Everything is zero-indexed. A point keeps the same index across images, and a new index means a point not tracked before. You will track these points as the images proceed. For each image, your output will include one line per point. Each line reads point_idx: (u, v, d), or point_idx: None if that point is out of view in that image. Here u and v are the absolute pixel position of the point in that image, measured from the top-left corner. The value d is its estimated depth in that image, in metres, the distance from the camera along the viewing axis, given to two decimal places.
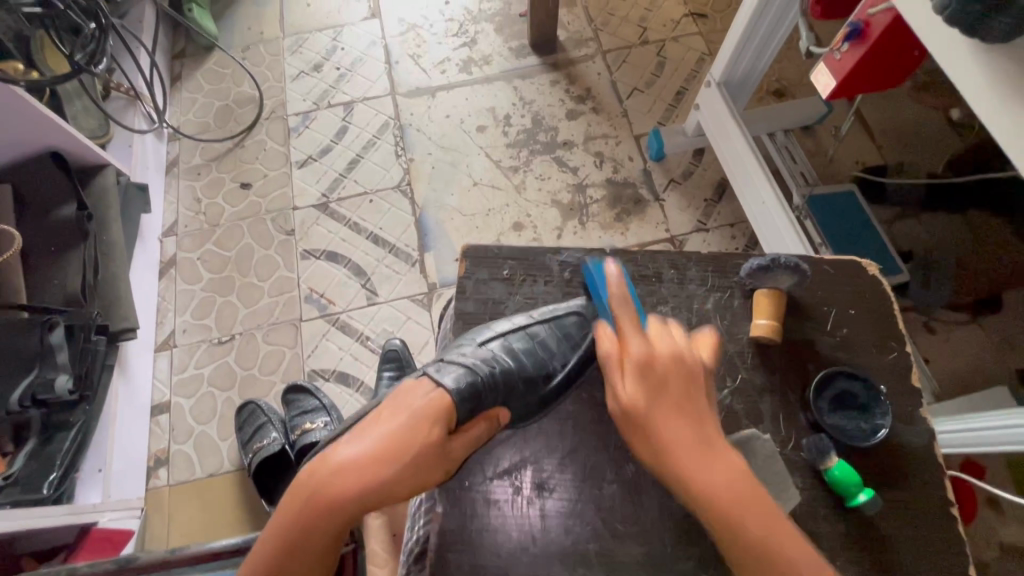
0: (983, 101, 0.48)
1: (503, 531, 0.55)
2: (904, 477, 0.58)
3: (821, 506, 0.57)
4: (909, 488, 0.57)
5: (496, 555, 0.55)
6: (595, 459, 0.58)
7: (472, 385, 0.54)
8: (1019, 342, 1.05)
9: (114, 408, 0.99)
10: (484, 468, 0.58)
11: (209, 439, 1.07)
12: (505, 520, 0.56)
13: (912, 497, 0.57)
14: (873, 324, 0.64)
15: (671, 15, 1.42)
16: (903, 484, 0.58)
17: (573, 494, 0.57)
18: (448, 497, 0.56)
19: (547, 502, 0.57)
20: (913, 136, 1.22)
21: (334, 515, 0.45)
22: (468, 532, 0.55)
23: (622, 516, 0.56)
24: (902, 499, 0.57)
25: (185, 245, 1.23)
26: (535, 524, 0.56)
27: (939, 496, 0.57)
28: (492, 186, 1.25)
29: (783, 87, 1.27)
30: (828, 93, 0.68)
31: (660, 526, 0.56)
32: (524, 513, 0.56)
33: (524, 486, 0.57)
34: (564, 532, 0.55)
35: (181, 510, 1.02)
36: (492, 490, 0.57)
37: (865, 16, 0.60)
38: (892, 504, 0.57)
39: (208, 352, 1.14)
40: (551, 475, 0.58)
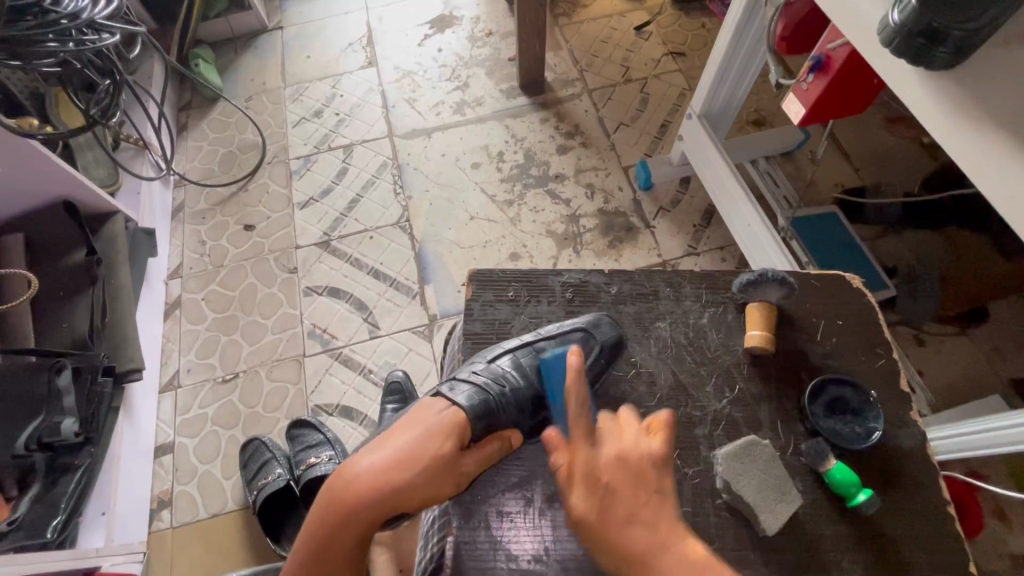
0: (935, 122, 0.52)
1: (516, 543, 0.56)
2: (901, 478, 0.59)
3: (824, 506, 0.58)
4: (908, 486, 0.59)
5: (511, 568, 0.55)
6: None
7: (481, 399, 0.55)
8: (1009, 350, 1.08)
9: (118, 450, 1.00)
10: (497, 482, 0.58)
11: (213, 479, 1.07)
12: (519, 532, 0.56)
13: (910, 496, 0.58)
14: (857, 331, 0.66)
15: (651, 55, 1.51)
16: (903, 483, 0.59)
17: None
18: (462, 511, 0.57)
19: (558, 513, 0.57)
20: (887, 158, 1.28)
21: (353, 527, 0.47)
22: (482, 546, 0.55)
23: None
24: (901, 498, 0.58)
25: (190, 287, 1.26)
26: (548, 534, 0.56)
27: (939, 494, 0.58)
28: (487, 219, 1.30)
29: (762, 118, 1.34)
30: (799, 120, 0.73)
31: None
32: (537, 525, 0.56)
33: (536, 498, 0.58)
34: (576, 542, 0.56)
35: (184, 553, 1.01)
36: (505, 502, 0.58)
37: (826, 50, 0.65)
38: (893, 503, 0.58)
39: (212, 391, 1.15)
40: (560, 486, 0.58)
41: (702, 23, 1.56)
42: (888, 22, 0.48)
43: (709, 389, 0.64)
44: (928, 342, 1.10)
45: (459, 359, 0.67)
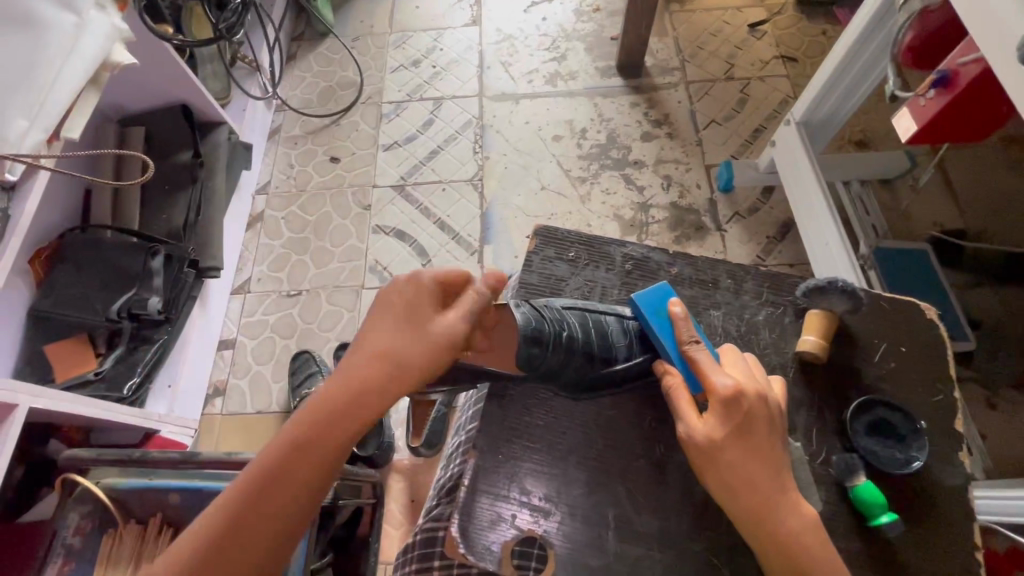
0: None
1: (530, 480, 0.58)
2: (933, 514, 0.57)
3: (843, 521, 0.56)
4: (938, 523, 0.56)
5: (523, 500, 0.57)
6: (626, 433, 0.61)
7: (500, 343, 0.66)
8: None
9: (189, 335, 1.10)
10: (522, 420, 0.61)
11: (264, 379, 1.17)
12: (537, 470, 0.59)
13: (938, 533, 0.56)
14: (920, 361, 0.63)
15: (760, 55, 1.45)
16: (933, 518, 0.57)
17: (595, 457, 0.59)
18: (488, 439, 0.59)
19: (575, 461, 0.59)
20: (1001, 205, 1.17)
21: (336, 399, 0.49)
22: (500, 474, 0.58)
23: (643, 489, 0.58)
24: (928, 534, 0.56)
25: (274, 205, 1.36)
26: (562, 478, 0.58)
27: (970, 541, 0.56)
28: (558, 192, 1.31)
29: (867, 139, 1.26)
30: (907, 137, 0.68)
31: (678, 504, 0.58)
32: (553, 468, 0.59)
33: (556, 444, 0.60)
34: (586, 492, 0.58)
35: (228, 437, 1.12)
36: (529, 441, 0.60)
37: (954, 65, 0.61)
38: (917, 537, 0.56)
39: (276, 302, 1.24)
40: (580, 440, 0.60)
41: (823, 30, 1.47)
42: None
43: None
44: (1001, 407, 1.02)
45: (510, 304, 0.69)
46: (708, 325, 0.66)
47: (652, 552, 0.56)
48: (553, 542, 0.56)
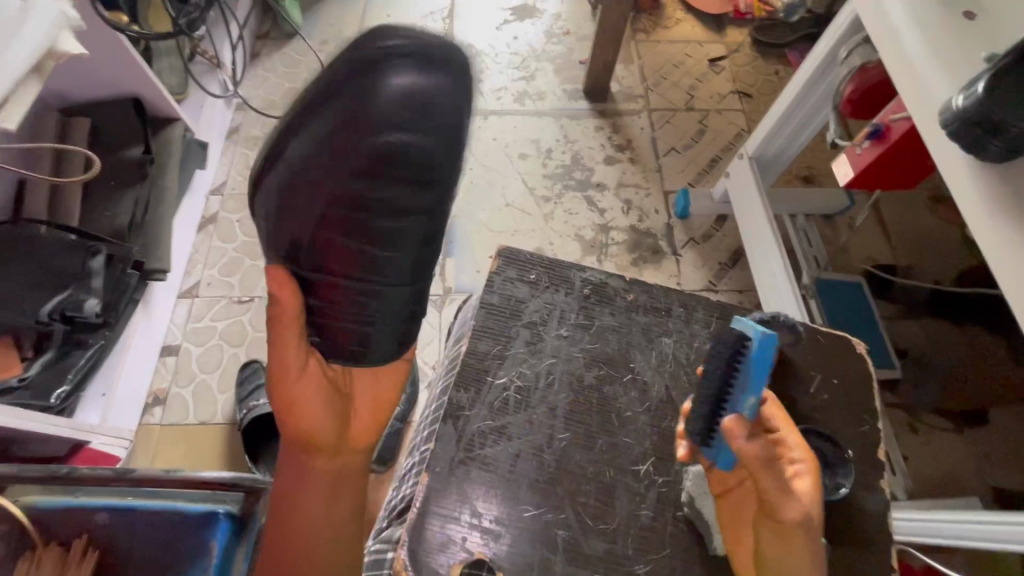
0: (967, 201, 0.53)
1: (483, 502, 0.58)
2: (858, 537, 0.61)
3: None
4: (862, 546, 0.60)
5: (472, 522, 0.57)
6: (578, 456, 0.62)
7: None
8: (997, 460, 1.08)
9: (129, 340, 1.05)
10: (478, 441, 0.61)
11: (208, 388, 1.12)
12: (488, 491, 0.59)
13: (863, 556, 0.60)
14: (852, 392, 0.68)
15: (718, 89, 1.52)
16: (859, 541, 0.60)
17: (547, 480, 0.60)
18: (441, 462, 0.60)
19: (528, 485, 0.60)
20: (927, 244, 1.27)
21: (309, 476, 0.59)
22: (452, 494, 0.58)
23: (595, 511, 0.60)
24: (854, 556, 0.60)
25: (228, 207, 1.31)
26: (512, 501, 0.59)
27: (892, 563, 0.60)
28: (522, 210, 1.32)
29: (810, 176, 1.35)
30: (845, 183, 0.73)
31: (627, 527, 0.59)
32: (505, 489, 0.59)
33: (511, 467, 0.60)
34: (536, 516, 0.58)
35: (165, 449, 1.07)
36: (483, 465, 0.60)
37: (886, 120, 0.67)
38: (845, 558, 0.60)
39: (226, 308, 1.20)
40: (533, 464, 0.61)
41: (775, 70, 1.56)
42: (951, 106, 0.51)
43: None
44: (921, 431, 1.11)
45: (471, 325, 0.68)
46: (660, 351, 0.69)
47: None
48: (500, 568, 0.56)
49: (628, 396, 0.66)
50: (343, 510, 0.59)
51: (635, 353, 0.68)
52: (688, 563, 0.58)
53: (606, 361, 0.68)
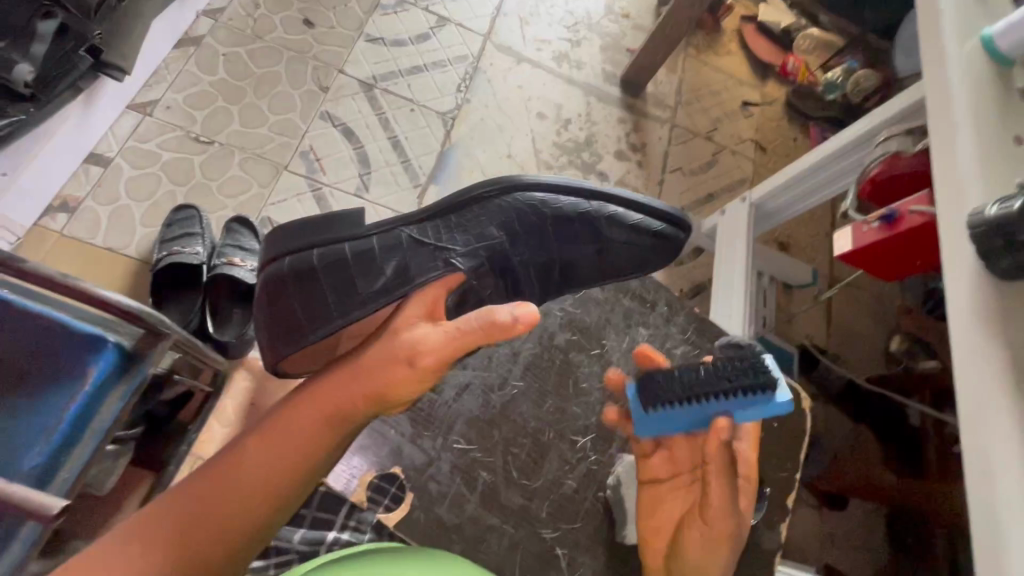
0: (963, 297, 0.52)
1: (414, 426, 0.60)
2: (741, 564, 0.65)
3: None
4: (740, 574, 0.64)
5: (396, 439, 0.59)
6: (523, 411, 0.63)
7: (342, 256, 0.55)
8: (842, 541, 1.21)
9: (55, 129, 0.91)
10: None
11: (129, 216, 1.00)
12: (421, 418, 0.60)
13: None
14: (783, 438, 0.71)
15: (740, 132, 1.54)
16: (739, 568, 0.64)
17: (486, 421, 0.62)
18: None
19: (461, 424, 0.61)
20: (858, 342, 1.37)
21: (274, 465, 0.50)
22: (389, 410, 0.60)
23: (519, 465, 0.61)
24: None
25: (218, 36, 1.17)
26: (440, 433, 0.60)
27: None
28: (521, 167, 1.28)
29: (787, 243, 1.41)
30: (841, 254, 0.77)
31: (544, 491, 0.60)
32: (437, 420, 0.61)
33: (453, 402, 0.62)
34: (460, 455, 0.60)
35: (57, 261, 0.95)
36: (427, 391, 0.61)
37: (903, 209, 0.69)
38: None
39: (178, 140, 1.07)
40: (474, 405, 0.62)
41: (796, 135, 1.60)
42: (983, 211, 0.51)
43: None
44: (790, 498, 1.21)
45: None
46: (629, 340, 0.69)
47: (504, 526, 0.58)
48: (413, 489, 0.58)
49: (590, 369, 0.66)
50: (285, 475, 0.50)
51: (610, 332, 0.69)
52: (592, 542, 0.60)
53: (581, 330, 0.68)
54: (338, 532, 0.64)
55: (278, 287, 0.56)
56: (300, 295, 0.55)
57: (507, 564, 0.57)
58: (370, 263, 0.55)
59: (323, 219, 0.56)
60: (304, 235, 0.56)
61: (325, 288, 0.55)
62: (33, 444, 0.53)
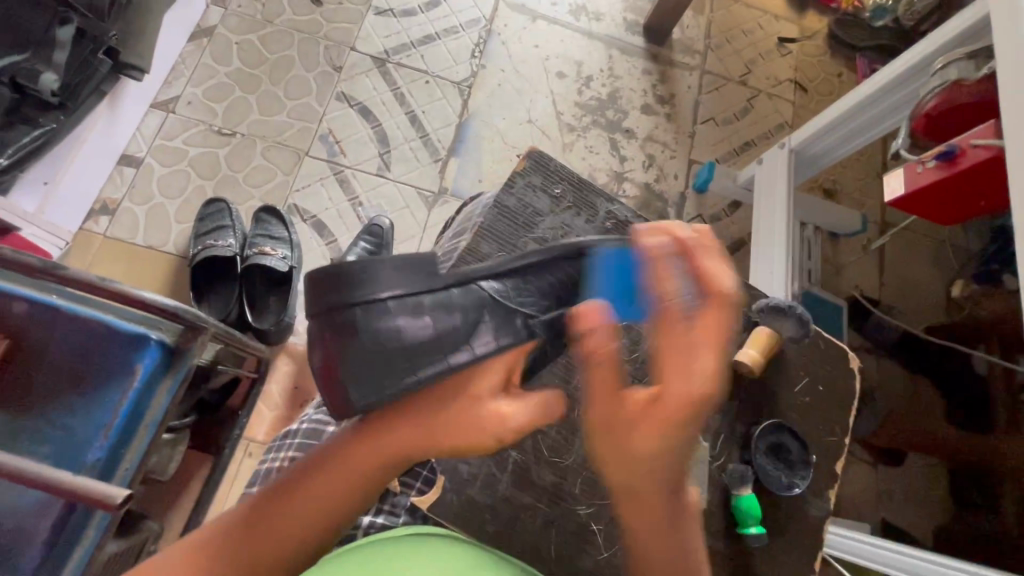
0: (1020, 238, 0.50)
1: None
2: (788, 531, 0.63)
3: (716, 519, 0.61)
4: (786, 541, 0.63)
5: None
6: (551, 388, 0.62)
7: (422, 314, 0.44)
8: (899, 498, 1.16)
9: (87, 134, 0.94)
10: None
11: (164, 214, 1.04)
12: None
13: (785, 549, 0.62)
14: (833, 402, 0.67)
15: (777, 73, 1.43)
16: (786, 535, 0.63)
17: None
18: None
19: None
20: (914, 291, 1.29)
21: (334, 508, 0.46)
22: None
23: (551, 443, 0.60)
24: (777, 547, 0.62)
25: (230, 24, 1.16)
26: None
27: (808, 561, 0.63)
28: (543, 131, 1.24)
29: (833, 190, 1.32)
30: (892, 197, 0.71)
31: (579, 467, 0.60)
32: None
33: None
34: None
35: (103, 263, 0.99)
36: None
37: (965, 144, 0.62)
38: (769, 546, 0.62)
39: (202, 135, 1.09)
40: None
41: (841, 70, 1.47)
42: None
43: None
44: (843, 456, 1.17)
45: (478, 221, 0.63)
46: None
47: (539, 504, 0.58)
48: (445, 471, 0.57)
49: None
50: (337, 518, 0.47)
51: None
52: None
53: None
54: (372, 515, 0.58)
55: (342, 346, 0.44)
56: (370, 358, 0.44)
57: (544, 541, 0.57)
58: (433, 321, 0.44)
59: (401, 260, 0.44)
60: (375, 282, 0.43)
61: (399, 352, 0.44)
62: (95, 438, 0.57)
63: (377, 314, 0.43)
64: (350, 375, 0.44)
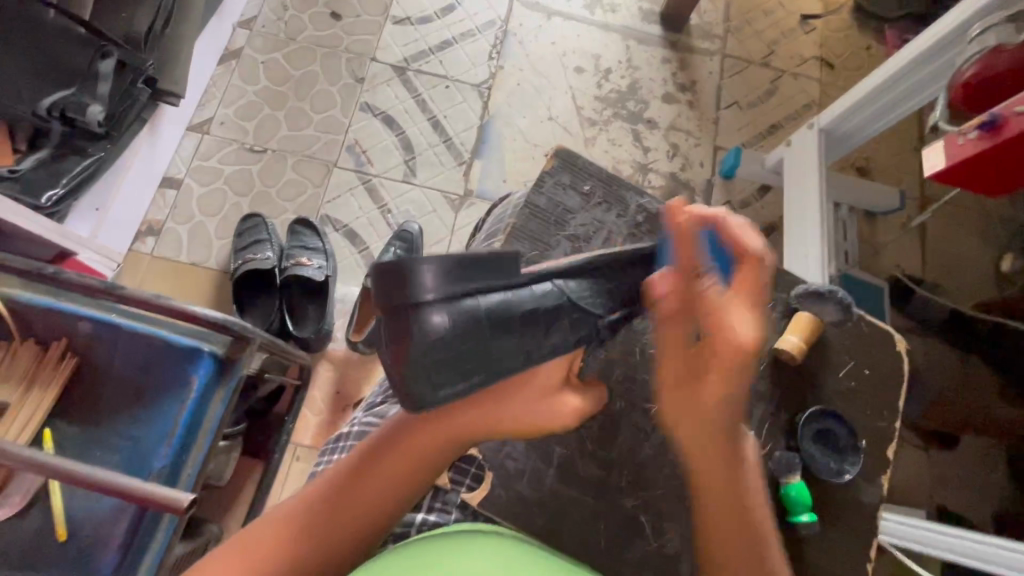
0: None
1: None
2: (840, 518, 0.62)
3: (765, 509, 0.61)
4: (839, 529, 0.62)
5: None
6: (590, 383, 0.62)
7: (497, 312, 0.42)
8: (956, 482, 1.12)
9: (130, 161, 0.99)
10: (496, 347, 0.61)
11: (205, 231, 1.08)
12: None
13: (839, 537, 0.61)
14: (881, 386, 0.65)
15: (802, 51, 1.39)
16: (839, 523, 0.62)
17: None
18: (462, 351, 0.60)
19: None
20: (960, 267, 1.24)
21: (403, 489, 0.48)
22: None
23: (593, 438, 0.60)
24: (830, 535, 0.61)
25: (256, 45, 1.20)
26: None
27: (863, 549, 0.61)
28: (564, 127, 1.24)
29: (868, 167, 1.28)
30: (932, 172, 0.69)
31: (622, 460, 0.60)
32: None
33: None
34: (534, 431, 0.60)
35: (152, 281, 1.04)
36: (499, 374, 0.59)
37: (1008, 111, 0.60)
38: (821, 534, 0.61)
39: (236, 154, 1.13)
40: None
41: (869, 44, 1.42)
42: None
43: None
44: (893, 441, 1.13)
45: (510, 222, 0.64)
46: None
47: (585, 497, 0.59)
48: (490, 469, 0.58)
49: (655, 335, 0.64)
50: (403, 496, 0.49)
51: None
52: (677, 507, 0.59)
53: None
54: (424, 511, 0.59)
55: (417, 349, 0.40)
56: (446, 362, 0.41)
57: (592, 533, 0.58)
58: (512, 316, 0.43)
59: (471, 256, 0.40)
60: (454, 278, 0.39)
61: (474, 354, 0.42)
62: (160, 447, 0.61)
63: (457, 314, 0.40)
64: (425, 378, 0.41)
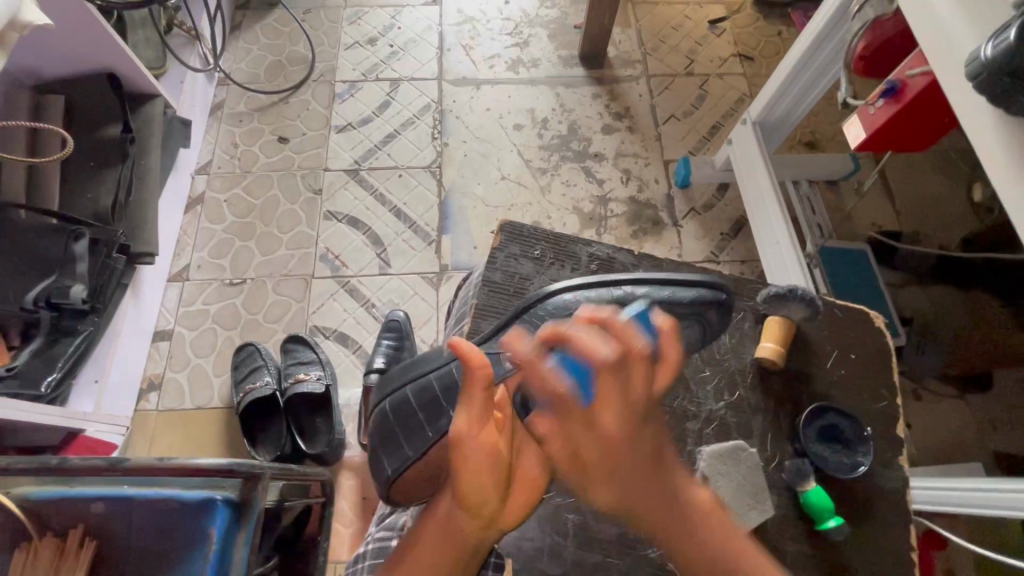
0: (994, 162, 0.53)
1: None
2: (873, 513, 0.60)
3: (793, 523, 0.60)
4: (875, 525, 0.60)
5: None
6: None
7: (421, 386, 0.58)
8: (1004, 425, 1.08)
9: (120, 325, 1.03)
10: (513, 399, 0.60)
11: (204, 373, 1.11)
12: None
13: (877, 533, 0.60)
14: (870, 367, 0.66)
15: (718, 53, 1.46)
16: (872, 518, 0.60)
17: None
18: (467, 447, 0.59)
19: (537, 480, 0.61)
20: (935, 210, 1.24)
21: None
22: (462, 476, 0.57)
23: None
24: (867, 533, 0.60)
25: (215, 186, 1.27)
26: None
27: (904, 539, 0.60)
28: (518, 182, 1.29)
29: (815, 141, 1.32)
30: (856, 145, 0.73)
31: None
32: None
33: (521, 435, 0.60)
34: (546, 503, 0.60)
35: (163, 435, 1.06)
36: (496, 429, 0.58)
37: (903, 77, 0.65)
38: (857, 534, 0.60)
39: (217, 291, 1.17)
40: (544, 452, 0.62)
41: (779, 30, 1.49)
42: (978, 56, 0.50)
43: (710, 390, 0.64)
44: (925, 399, 1.10)
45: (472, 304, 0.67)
46: None
47: (611, 559, 0.59)
48: (511, 555, 0.58)
49: None
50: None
51: None
52: None
53: None
54: None
55: (384, 430, 0.59)
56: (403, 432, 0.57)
57: None
58: (433, 393, 0.57)
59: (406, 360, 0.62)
60: (392, 379, 0.61)
61: (415, 417, 0.57)
62: None
63: (396, 398, 0.59)
64: (390, 452, 0.58)
